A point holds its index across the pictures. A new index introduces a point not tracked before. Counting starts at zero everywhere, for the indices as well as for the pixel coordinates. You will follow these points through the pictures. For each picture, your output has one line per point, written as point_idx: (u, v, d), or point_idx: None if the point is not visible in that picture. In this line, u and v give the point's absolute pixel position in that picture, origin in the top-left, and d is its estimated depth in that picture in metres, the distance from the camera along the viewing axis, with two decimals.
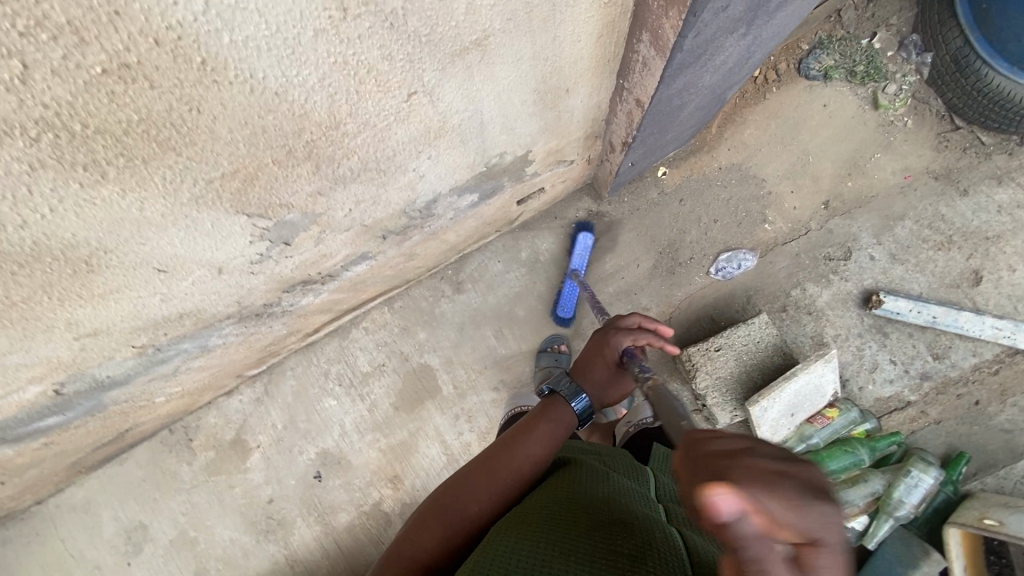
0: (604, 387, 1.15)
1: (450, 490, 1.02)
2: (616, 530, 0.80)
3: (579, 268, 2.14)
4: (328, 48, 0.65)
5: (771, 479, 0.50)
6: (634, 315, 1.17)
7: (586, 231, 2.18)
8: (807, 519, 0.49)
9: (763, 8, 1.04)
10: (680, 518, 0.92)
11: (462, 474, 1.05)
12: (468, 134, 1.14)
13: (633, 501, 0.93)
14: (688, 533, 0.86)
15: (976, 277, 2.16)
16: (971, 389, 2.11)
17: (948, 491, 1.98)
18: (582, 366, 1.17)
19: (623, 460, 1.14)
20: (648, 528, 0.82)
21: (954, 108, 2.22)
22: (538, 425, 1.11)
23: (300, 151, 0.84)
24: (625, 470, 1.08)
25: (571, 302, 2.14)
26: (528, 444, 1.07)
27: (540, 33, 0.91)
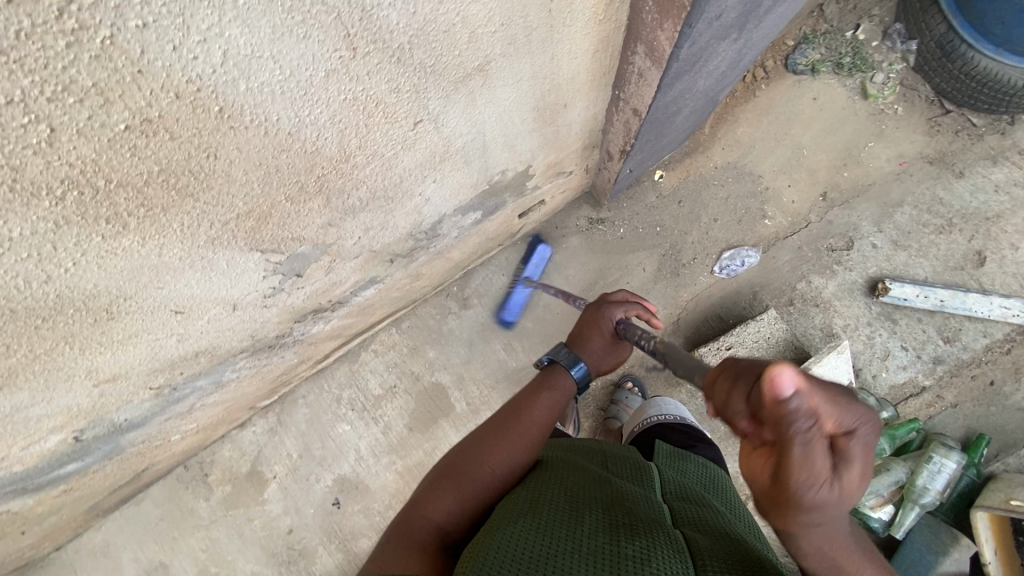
0: (603, 356, 1.19)
1: (458, 458, 1.01)
2: (621, 533, 0.73)
3: (531, 275, 2.17)
4: (339, 86, 0.66)
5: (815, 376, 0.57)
6: (622, 291, 1.24)
7: (544, 243, 2.21)
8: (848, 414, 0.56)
9: (754, 13, 1.06)
10: (689, 518, 0.85)
11: (466, 446, 1.05)
12: (471, 155, 1.16)
13: (638, 501, 0.85)
14: (695, 534, 0.79)
15: (979, 258, 2.17)
16: (985, 370, 2.11)
17: (972, 474, 1.93)
18: (578, 338, 1.21)
19: (626, 458, 1.03)
20: (652, 529, 0.75)
21: (943, 92, 2.25)
22: (540, 395, 1.14)
23: (312, 186, 0.85)
24: (627, 468, 0.98)
25: (518, 305, 2.17)
26: (533, 411, 1.10)
27: (539, 53, 0.93)
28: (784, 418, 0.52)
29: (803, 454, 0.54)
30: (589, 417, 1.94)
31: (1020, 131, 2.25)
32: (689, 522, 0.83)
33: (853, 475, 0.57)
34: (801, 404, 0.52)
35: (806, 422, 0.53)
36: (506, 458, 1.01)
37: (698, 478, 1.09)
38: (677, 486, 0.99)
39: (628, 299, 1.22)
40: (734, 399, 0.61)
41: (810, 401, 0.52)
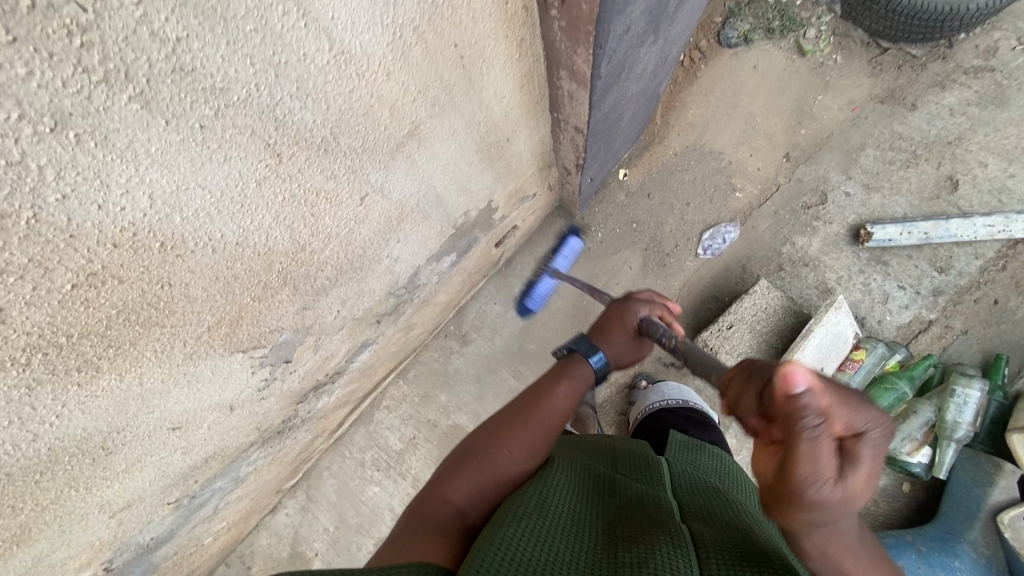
0: (620, 351, 1.16)
1: (476, 444, 1.01)
2: (619, 544, 0.73)
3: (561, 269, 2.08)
4: (274, 190, 0.69)
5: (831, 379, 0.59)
6: (649, 290, 1.23)
7: (576, 235, 2.15)
8: (861, 415, 0.56)
9: (663, 15, 1.08)
10: (697, 514, 0.85)
11: (481, 432, 1.05)
12: (428, 208, 1.19)
13: (645, 504, 0.86)
14: (703, 528, 0.79)
15: (952, 183, 2.18)
16: (986, 291, 2.10)
17: (1000, 397, 1.91)
18: (597, 332, 1.18)
19: (633, 460, 1.04)
20: (655, 527, 0.76)
21: (876, 33, 2.28)
22: (560, 383, 1.12)
23: (275, 281, 0.87)
24: (636, 470, 1.00)
25: (541, 296, 2.11)
26: (551, 401, 1.09)
27: (465, 104, 0.96)
28: (793, 412, 0.55)
29: (808, 450, 0.55)
30: (611, 425, 1.93)
31: (960, 53, 2.26)
32: (696, 518, 0.84)
33: (863, 479, 0.57)
34: (812, 399, 0.54)
35: (814, 419, 0.54)
36: (525, 448, 1.01)
37: (712, 469, 1.09)
38: (687, 480, 1.00)
39: (654, 297, 1.20)
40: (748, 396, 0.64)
41: (819, 399, 0.55)
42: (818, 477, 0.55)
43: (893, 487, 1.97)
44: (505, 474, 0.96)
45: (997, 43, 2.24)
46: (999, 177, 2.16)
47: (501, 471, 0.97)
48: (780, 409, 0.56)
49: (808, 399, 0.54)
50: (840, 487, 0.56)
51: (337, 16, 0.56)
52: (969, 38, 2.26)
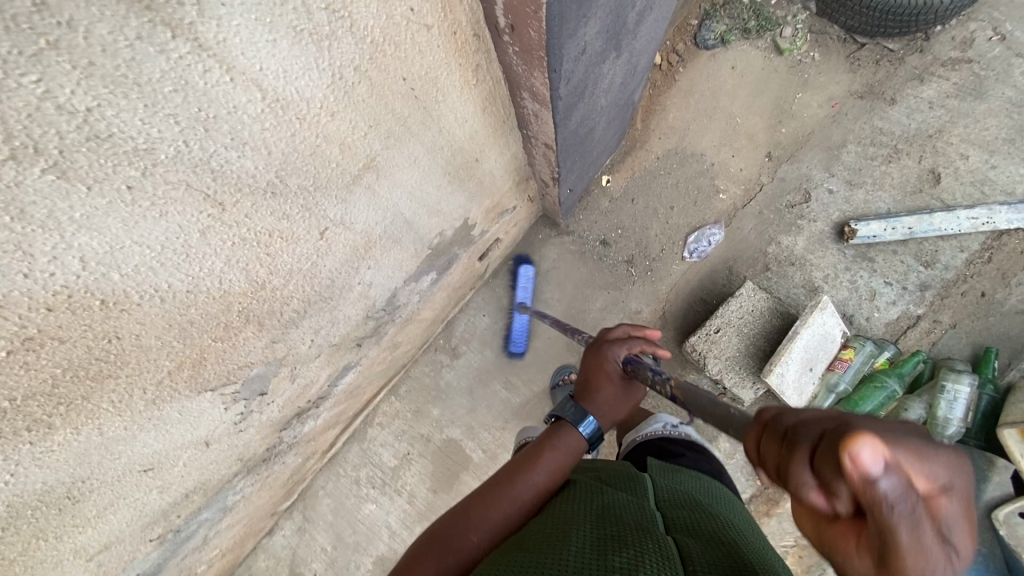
0: (611, 406, 1.16)
1: (456, 513, 0.99)
2: (609, 546, 0.74)
3: (524, 300, 2.19)
4: (222, 237, 0.68)
5: (886, 428, 0.50)
6: (621, 327, 1.22)
7: (525, 263, 2.23)
8: (938, 464, 0.49)
9: (623, 31, 1.08)
10: (682, 524, 0.84)
11: (464, 501, 1.03)
12: (398, 234, 1.18)
13: (631, 513, 0.85)
14: (688, 540, 0.78)
15: (934, 176, 2.17)
16: (973, 283, 2.09)
17: (990, 392, 1.91)
18: (582, 390, 1.18)
19: (620, 471, 1.04)
20: (640, 538, 0.76)
21: (852, 29, 2.28)
22: (544, 454, 1.09)
23: (237, 320, 0.86)
24: (622, 480, 0.99)
25: (522, 334, 2.19)
26: (532, 472, 1.05)
27: (425, 132, 0.95)
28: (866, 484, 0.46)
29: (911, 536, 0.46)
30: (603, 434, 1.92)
31: (938, 45, 2.25)
32: (685, 529, 0.83)
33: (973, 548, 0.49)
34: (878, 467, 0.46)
35: (901, 500, 0.46)
36: (501, 518, 0.97)
37: (701, 484, 1.08)
38: (672, 491, 0.99)
39: (629, 332, 1.21)
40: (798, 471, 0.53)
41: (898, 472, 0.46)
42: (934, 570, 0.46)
43: None
44: (470, 545, 0.93)
45: (974, 34, 2.23)
46: (981, 169, 2.15)
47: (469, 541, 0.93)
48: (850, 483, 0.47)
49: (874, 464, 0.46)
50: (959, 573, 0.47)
51: (266, 68, 0.55)
52: (945, 30, 2.25)
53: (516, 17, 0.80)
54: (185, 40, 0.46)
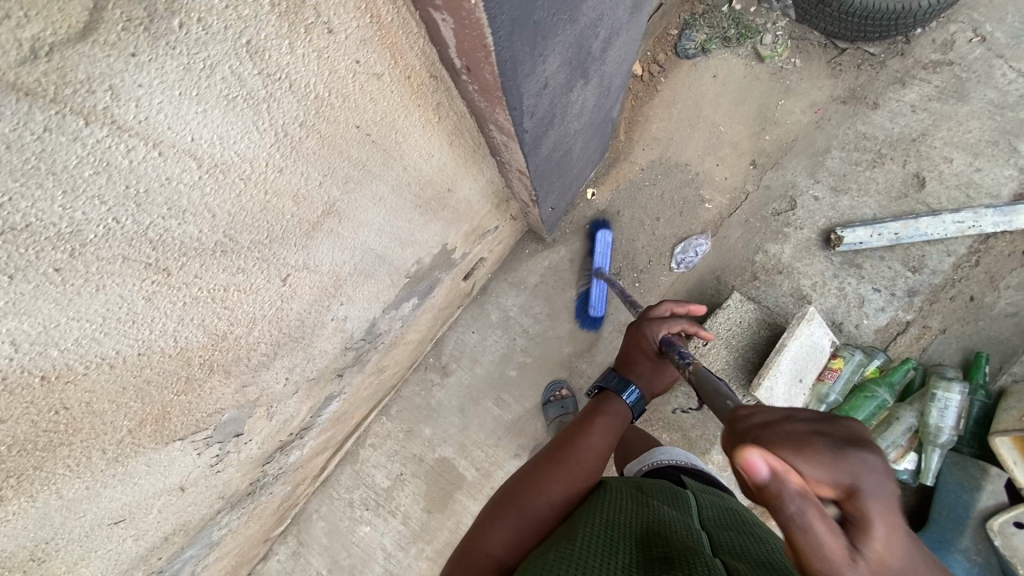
0: (650, 382, 1.11)
1: (517, 486, 0.96)
2: (658, 559, 0.67)
3: (603, 265, 2.14)
4: (171, 300, 0.66)
5: (794, 442, 0.56)
6: (664, 303, 1.14)
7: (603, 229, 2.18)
8: (844, 469, 0.54)
9: (588, 60, 1.06)
10: (730, 546, 0.77)
11: (523, 473, 0.99)
12: (370, 269, 1.16)
13: (675, 530, 0.77)
14: (742, 566, 0.69)
15: (919, 180, 2.15)
16: (961, 288, 2.07)
17: (983, 398, 1.88)
18: (624, 360, 1.14)
19: (662, 486, 0.97)
20: (689, 561, 0.66)
21: (833, 34, 2.24)
22: (595, 420, 1.07)
23: (200, 372, 0.85)
24: (662, 495, 0.92)
25: (601, 299, 2.15)
26: (589, 437, 1.03)
27: (388, 172, 0.93)
28: (773, 498, 0.51)
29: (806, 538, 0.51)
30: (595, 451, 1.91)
31: (918, 48, 2.21)
32: (731, 550, 0.76)
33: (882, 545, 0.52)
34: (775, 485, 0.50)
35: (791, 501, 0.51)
36: (569, 485, 0.95)
37: (739, 508, 1.02)
38: (716, 512, 0.91)
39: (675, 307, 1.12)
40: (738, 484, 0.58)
41: (782, 476, 0.51)
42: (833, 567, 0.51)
43: None
44: (539, 516, 0.90)
45: (954, 36, 2.19)
46: (966, 172, 2.13)
47: (537, 512, 0.91)
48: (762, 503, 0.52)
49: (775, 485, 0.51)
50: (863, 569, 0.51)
51: (199, 138, 0.54)
52: (924, 33, 2.21)
53: (469, 61, 0.77)
54: (100, 124, 0.44)
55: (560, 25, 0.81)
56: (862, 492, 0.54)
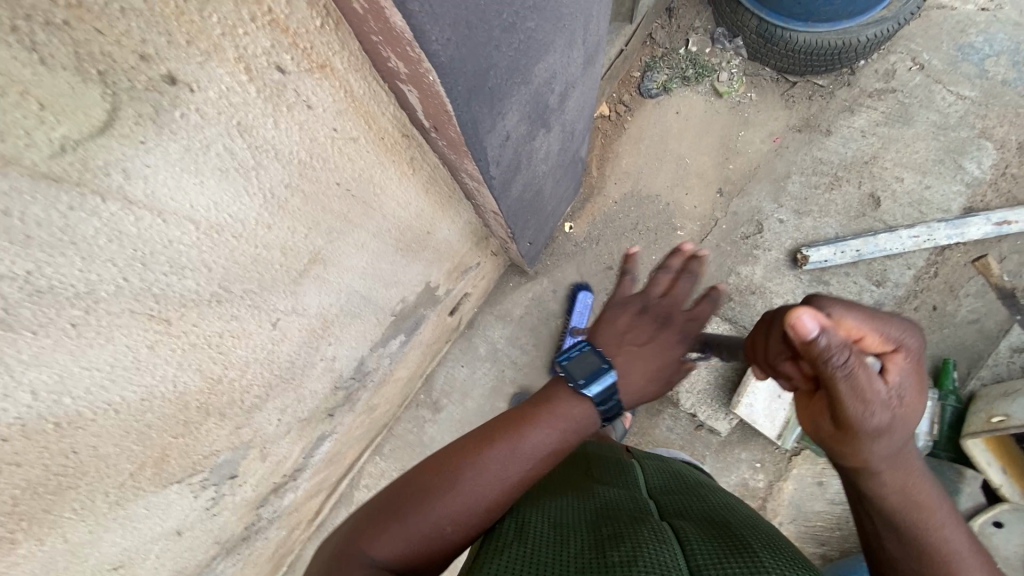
0: (650, 388, 1.03)
1: (430, 476, 0.93)
2: (607, 523, 0.79)
3: (580, 324, 2.22)
4: (172, 348, 0.73)
5: (848, 310, 0.74)
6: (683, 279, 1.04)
7: (586, 289, 2.27)
8: (890, 328, 0.74)
9: (547, 110, 1.16)
10: (672, 505, 0.91)
11: (439, 460, 0.95)
12: (355, 310, 1.23)
13: (627, 501, 0.90)
14: (684, 522, 0.81)
15: (875, 199, 2.28)
16: (924, 298, 2.17)
17: (954, 402, 1.94)
18: (620, 361, 1.00)
19: (609, 466, 1.12)
20: (636, 519, 0.80)
21: (784, 70, 2.38)
22: (537, 426, 0.96)
23: (197, 415, 0.90)
24: (613, 473, 1.07)
25: None
26: (521, 446, 0.94)
27: (367, 221, 1.02)
28: (818, 354, 0.68)
29: (849, 383, 0.69)
30: None
31: (863, 78, 2.38)
32: (671, 509, 0.90)
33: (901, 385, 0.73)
34: (829, 335, 0.67)
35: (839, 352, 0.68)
36: (470, 504, 0.91)
37: (678, 470, 1.21)
38: (660, 480, 1.07)
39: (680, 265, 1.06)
40: (778, 346, 0.79)
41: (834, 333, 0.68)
42: (866, 400, 0.71)
43: None
44: (441, 520, 0.89)
45: (895, 66, 2.37)
46: (918, 190, 2.26)
47: (436, 520, 0.89)
48: (811, 356, 0.69)
49: (828, 338, 0.67)
50: (885, 403, 0.72)
51: (198, 204, 0.62)
52: (868, 64, 2.37)
53: (436, 121, 0.87)
54: (114, 199, 0.52)
55: (515, 86, 0.91)
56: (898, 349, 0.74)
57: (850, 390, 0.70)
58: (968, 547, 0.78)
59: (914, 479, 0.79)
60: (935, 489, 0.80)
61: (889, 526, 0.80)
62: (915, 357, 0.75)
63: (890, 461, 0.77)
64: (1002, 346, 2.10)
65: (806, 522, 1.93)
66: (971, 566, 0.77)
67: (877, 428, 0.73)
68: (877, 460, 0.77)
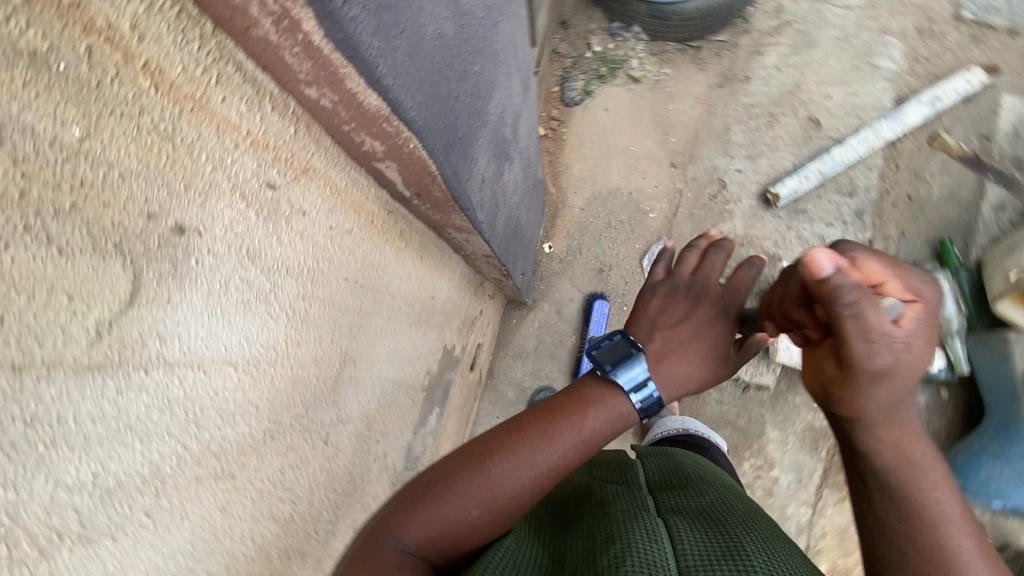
0: (693, 365, 1.04)
1: (466, 462, 0.90)
2: (598, 525, 0.79)
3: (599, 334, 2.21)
4: (241, 503, 0.69)
5: (876, 259, 0.78)
6: (711, 259, 1.14)
7: (598, 298, 2.26)
8: (911, 280, 0.78)
9: (506, 144, 1.18)
10: (670, 498, 0.91)
11: (478, 446, 0.93)
12: (390, 399, 1.19)
13: (622, 497, 0.89)
14: (677, 518, 0.81)
15: (814, 122, 2.38)
16: (896, 192, 2.25)
17: (967, 275, 2.03)
18: (658, 346, 1.06)
19: (610, 461, 1.11)
20: (628, 516, 0.80)
21: (685, 39, 2.48)
22: (577, 414, 0.96)
23: (281, 565, 0.83)
24: (615, 471, 1.06)
25: None
26: (558, 439, 0.93)
27: (379, 306, 1.00)
28: (832, 295, 0.69)
29: (858, 324, 0.71)
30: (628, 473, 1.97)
31: (757, 21, 2.51)
32: (669, 502, 0.89)
33: (911, 335, 0.76)
34: (845, 278, 0.68)
35: (854, 295, 0.69)
36: (505, 494, 0.88)
37: (683, 455, 1.19)
38: (662, 470, 1.06)
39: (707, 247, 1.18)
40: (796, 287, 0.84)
41: (851, 278, 0.68)
42: (873, 342, 0.73)
43: (935, 397, 2.01)
44: (471, 511, 0.86)
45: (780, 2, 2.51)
46: (847, 100, 2.38)
47: (468, 514, 0.86)
48: (821, 295, 0.70)
49: (841, 280, 0.68)
50: (891, 348, 0.74)
51: (232, 345, 0.60)
52: (757, 8, 2.51)
53: (419, 187, 0.87)
54: (156, 368, 0.49)
55: (479, 129, 0.92)
56: (915, 300, 0.77)
57: (859, 330, 0.72)
58: (954, 507, 0.85)
59: (908, 439, 0.87)
60: (928, 452, 0.88)
61: (884, 489, 0.87)
62: (931, 308, 0.78)
63: (884, 417, 0.85)
64: (983, 210, 2.18)
65: None
66: (955, 529, 0.84)
67: (878, 369, 0.76)
68: (873, 411, 0.84)
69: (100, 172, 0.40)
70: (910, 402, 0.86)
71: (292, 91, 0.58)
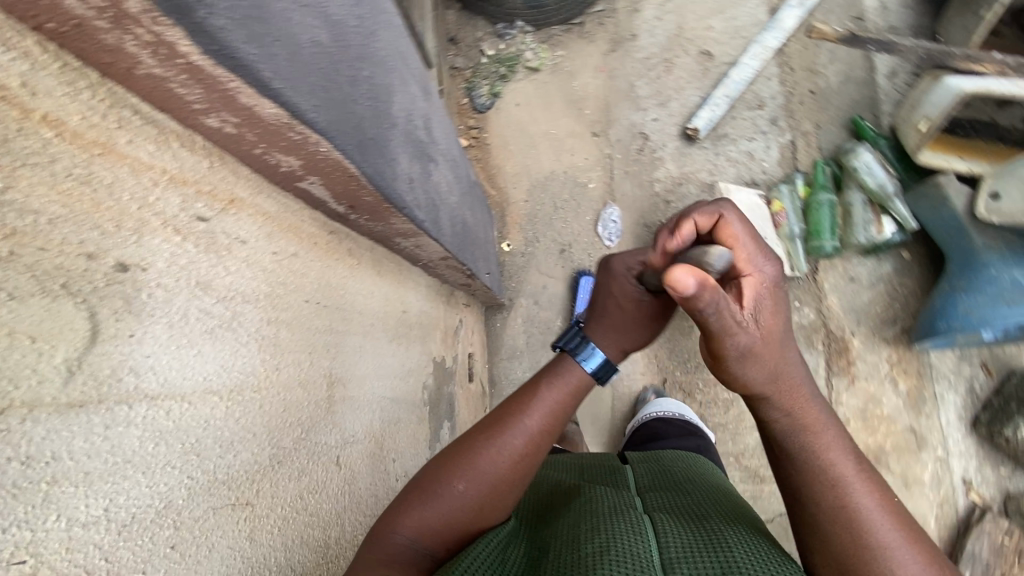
0: (622, 325, 1.04)
1: (457, 452, 0.93)
2: (584, 514, 0.83)
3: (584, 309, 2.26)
4: (268, 533, 0.69)
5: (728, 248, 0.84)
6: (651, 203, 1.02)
7: (586, 275, 2.34)
8: (758, 266, 0.84)
9: (424, 146, 1.23)
10: (659, 502, 0.95)
11: (465, 437, 0.96)
12: (393, 417, 1.20)
13: (613, 497, 0.93)
14: (664, 517, 0.86)
15: (706, 55, 2.51)
16: (799, 92, 2.39)
17: (885, 142, 2.18)
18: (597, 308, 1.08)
19: (600, 469, 1.15)
20: (614, 512, 0.84)
21: (567, 18, 2.59)
22: (541, 386, 1.01)
23: None
24: (605, 478, 1.10)
25: None
26: (529, 417, 0.96)
27: (351, 325, 1.03)
28: (694, 305, 0.72)
29: (717, 322, 0.76)
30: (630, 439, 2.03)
31: None
32: (659, 505, 0.93)
33: (761, 317, 0.83)
34: (704, 290, 0.69)
35: (714, 299, 0.72)
36: (493, 473, 0.91)
37: (677, 461, 1.24)
38: (651, 477, 1.10)
39: None
40: None
41: (711, 285, 0.70)
42: (734, 332, 0.78)
43: (897, 259, 2.13)
44: (462, 494, 0.88)
45: None
46: (728, 26, 2.53)
47: (461, 498, 0.87)
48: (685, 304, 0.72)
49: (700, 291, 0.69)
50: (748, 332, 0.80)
51: (210, 373, 0.62)
52: None
53: (350, 198, 0.91)
54: (138, 402, 0.52)
55: (390, 130, 0.98)
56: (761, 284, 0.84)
57: (719, 327, 0.76)
58: (852, 467, 0.88)
59: (800, 404, 0.90)
60: (822, 412, 0.92)
61: (788, 452, 0.90)
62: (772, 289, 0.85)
63: (772, 386, 0.88)
64: (878, 83, 2.35)
65: (869, 316, 2.09)
66: (857, 485, 0.87)
67: (743, 351, 0.82)
68: (758, 385, 0.88)
69: (28, 219, 0.43)
70: (792, 365, 0.89)
71: (193, 125, 0.62)
